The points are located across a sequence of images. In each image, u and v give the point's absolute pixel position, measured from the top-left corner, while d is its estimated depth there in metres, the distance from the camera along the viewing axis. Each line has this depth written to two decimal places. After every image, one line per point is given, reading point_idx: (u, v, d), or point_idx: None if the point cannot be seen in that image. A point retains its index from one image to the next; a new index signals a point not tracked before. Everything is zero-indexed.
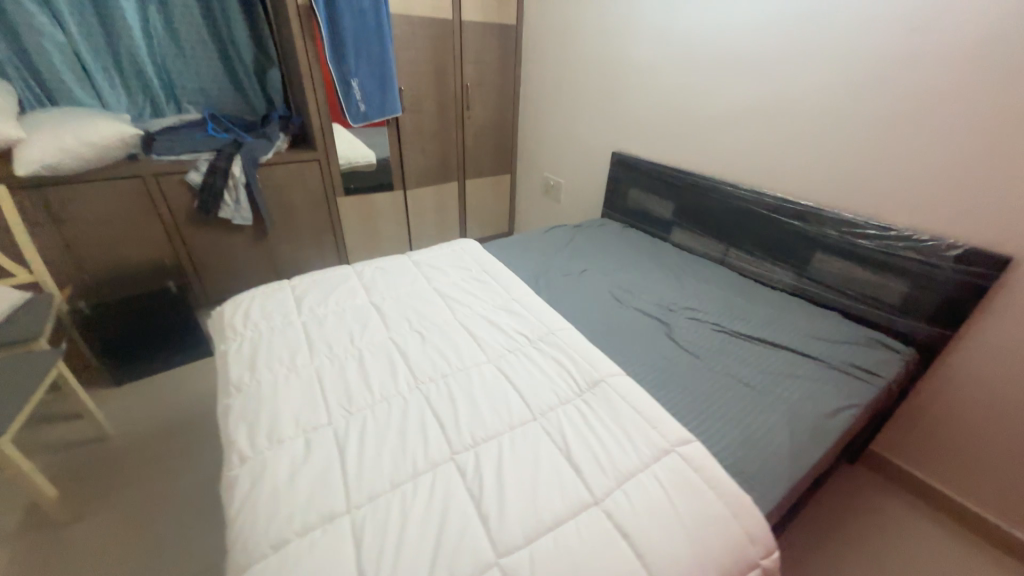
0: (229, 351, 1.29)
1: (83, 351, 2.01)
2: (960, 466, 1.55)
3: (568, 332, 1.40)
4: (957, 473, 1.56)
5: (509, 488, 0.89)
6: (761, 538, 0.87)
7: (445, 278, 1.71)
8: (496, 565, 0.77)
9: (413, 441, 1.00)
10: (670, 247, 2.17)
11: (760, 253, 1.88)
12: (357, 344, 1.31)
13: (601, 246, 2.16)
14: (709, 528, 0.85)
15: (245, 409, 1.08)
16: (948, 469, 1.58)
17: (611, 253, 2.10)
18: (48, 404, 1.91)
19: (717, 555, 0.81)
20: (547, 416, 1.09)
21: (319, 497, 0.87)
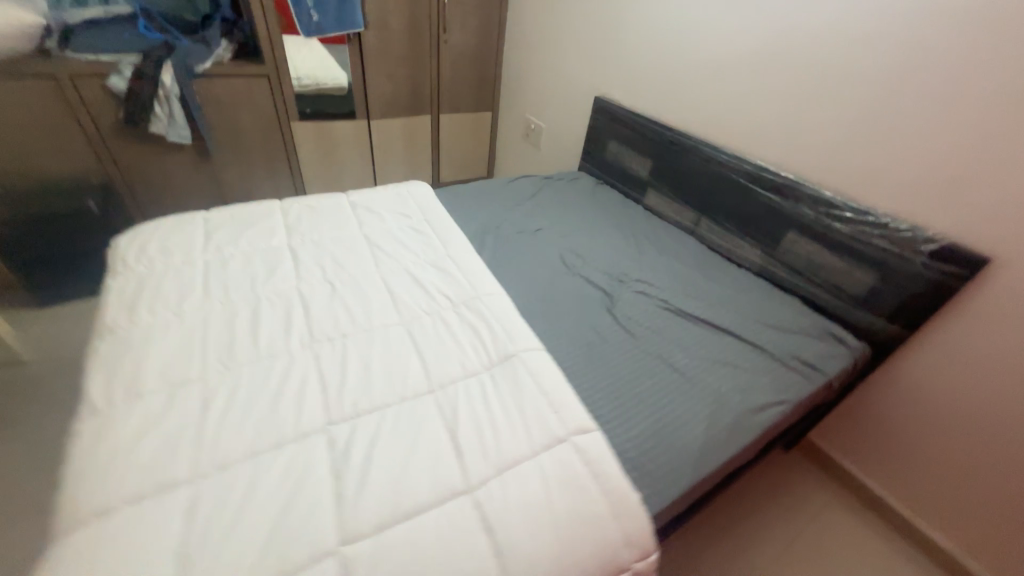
0: (113, 287, 1.17)
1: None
2: (893, 465, 1.51)
3: (496, 297, 1.28)
4: (888, 471, 1.53)
5: (375, 468, 0.82)
6: (639, 541, 0.81)
7: (380, 224, 1.56)
8: (335, 553, 0.70)
9: (287, 406, 0.91)
10: (639, 210, 1.99)
11: (730, 227, 1.73)
12: (258, 292, 1.19)
13: (565, 203, 1.99)
14: (582, 528, 0.78)
15: (110, 354, 0.97)
16: (881, 467, 1.54)
17: (574, 212, 1.93)
18: None
19: (583, 559, 0.76)
20: (445, 389, 1.00)
21: (161, 461, 0.79)
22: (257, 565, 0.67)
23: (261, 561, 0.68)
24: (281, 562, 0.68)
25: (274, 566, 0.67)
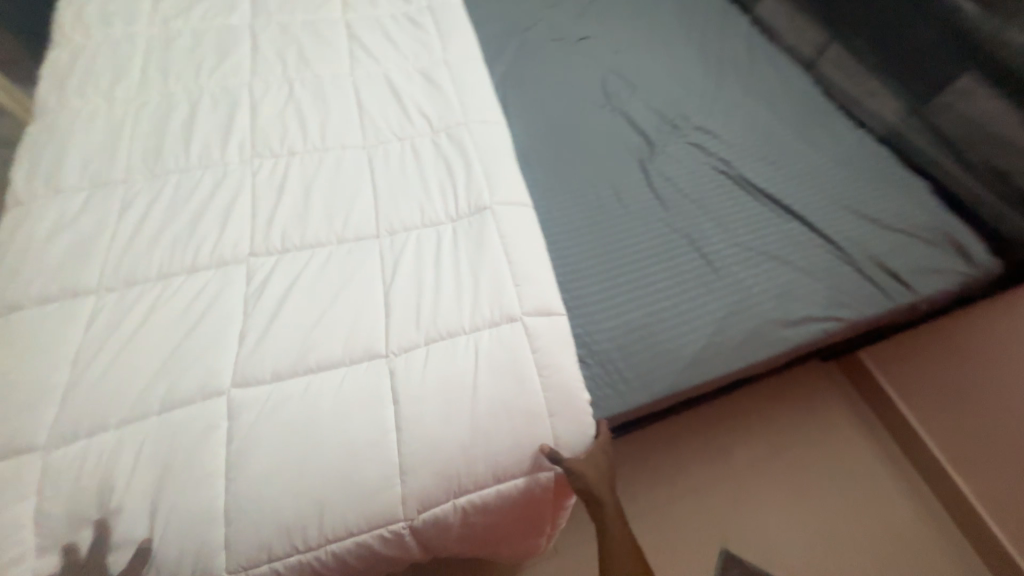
0: (51, 60, 1.01)
1: None
2: (966, 417, 1.11)
3: (488, 126, 0.98)
4: (956, 423, 1.13)
5: (285, 313, 0.71)
6: (570, 444, 0.70)
7: (369, 8, 1.18)
8: (226, 394, 0.64)
9: (208, 226, 0.79)
10: (741, 23, 1.38)
11: (869, 60, 1.16)
12: (203, 85, 0.99)
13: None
14: (505, 420, 0.67)
15: (37, 141, 0.88)
16: (947, 415, 1.15)
17: (643, 16, 1.37)
18: None
19: (497, 450, 0.66)
20: (394, 237, 0.81)
21: (69, 264, 0.73)
22: (143, 392, 0.63)
23: (150, 387, 0.64)
24: (169, 392, 0.63)
25: (160, 395, 0.63)
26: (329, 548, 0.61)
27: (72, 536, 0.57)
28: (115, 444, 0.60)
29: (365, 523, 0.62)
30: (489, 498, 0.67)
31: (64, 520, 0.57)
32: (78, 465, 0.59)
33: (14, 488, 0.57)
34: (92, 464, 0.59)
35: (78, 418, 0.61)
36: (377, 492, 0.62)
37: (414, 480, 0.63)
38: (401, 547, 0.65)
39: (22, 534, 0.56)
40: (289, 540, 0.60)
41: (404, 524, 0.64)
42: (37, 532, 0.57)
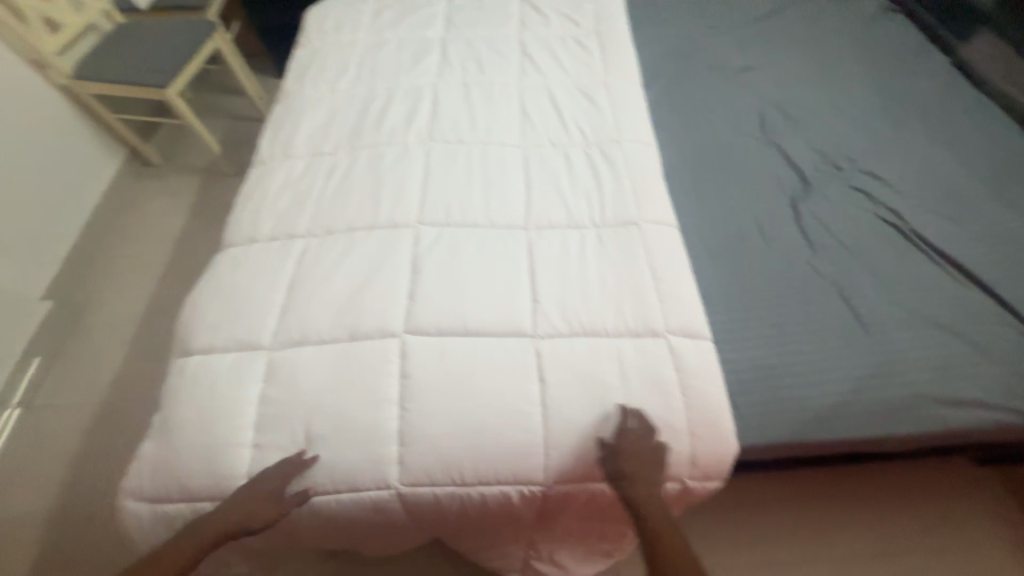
0: (296, 56, 1.30)
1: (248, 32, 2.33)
2: None
3: (640, 147, 1.02)
4: None
5: (448, 277, 0.83)
6: (706, 464, 0.71)
7: (544, 30, 1.32)
8: (398, 338, 0.78)
9: (388, 195, 0.94)
10: (938, 65, 1.24)
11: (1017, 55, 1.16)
12: (399, 83, 1.18)
13: (807, 33, 1.35)
14: (645, 429, 0.71)
15: (280, 117, 1.14)
16: None
17: (814, 49, 1.30)
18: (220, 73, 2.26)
19: (636, 450, 0.70)
20: (541, 231, 0.91)
21: (290, 214, 0.94)
22: (334, 323, 0.79)
23: (336, 322, 0.79)
24: (354, 326, 0.78)
25: (348, 328, 0.78)
26: (479, 488, 0.70)
27: (274, 422, 0.72)
28: (316, 355, 0.76)
29: (508, 476, 0.69)
30: (616, 491, 0.71)
31: (274, 412, 0.73)
32: (290, 366, 0.75)
33: (248, 373, 0.75)
34: (299, 367, 0.75)
35: (289, 334, 0.78)
36: (521, 448, 0.70)
37: (557, 454, 0.70)
38: (530, 507, 0.72)
39: (246, 409, 0.73)
40: (447, 472, 0.69)
41: (541, 489, 0.70)
42: (260, 409, 0.73)
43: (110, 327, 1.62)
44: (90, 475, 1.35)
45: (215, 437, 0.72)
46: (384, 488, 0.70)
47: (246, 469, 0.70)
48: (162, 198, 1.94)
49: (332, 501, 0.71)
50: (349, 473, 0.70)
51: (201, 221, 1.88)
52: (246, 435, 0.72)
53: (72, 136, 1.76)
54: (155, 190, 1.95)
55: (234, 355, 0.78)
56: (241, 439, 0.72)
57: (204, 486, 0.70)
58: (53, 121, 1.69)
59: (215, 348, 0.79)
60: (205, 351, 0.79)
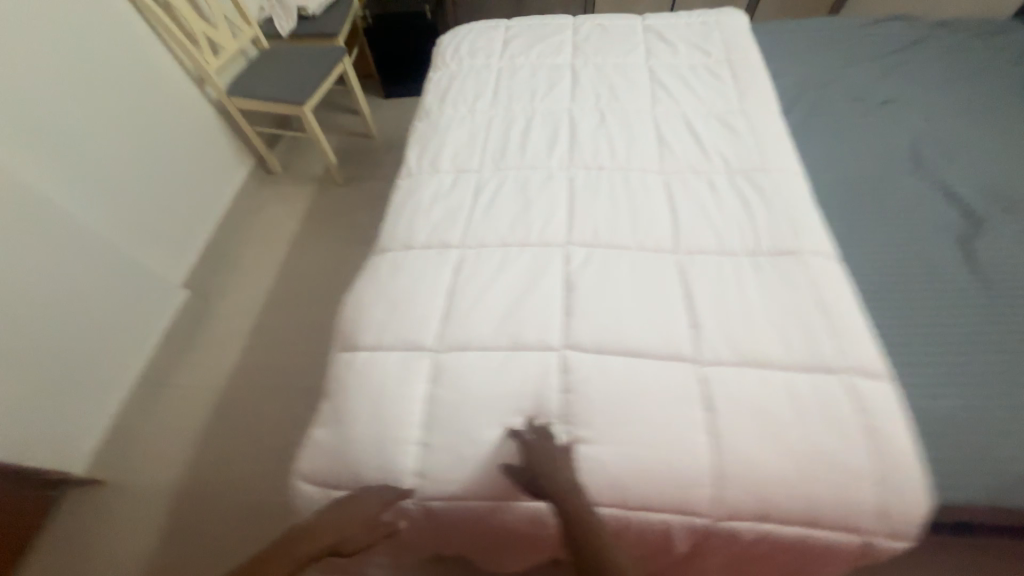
0: (434, 79, 1.40)
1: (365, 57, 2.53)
2: None
3: (789, 177, 1.00)
4: None
5: (602, 297, 0.85)
6: (897, 519, 0.66)
7: (672, 59, 1.35)
8: (558, 352, 0.79)
9: (536, 215, 0.98)
10: None
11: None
12: (535, 107, 1.24)
13: (956, 66, 1.28)
14: (827, 470, 0.67)
15: (424, 134, 1.22)
16: None
17: (967, 81, 1.24)
18: (338, 94, 2.49)
19: (816, 492, 0.66)
20: (690, 256, 0.90)
21: (443, 225, 0.99)
22: (496, 331, 0.82)
23: (498, 330, 0.82)
24: (516, 336, 0.81)
25: (510, 338, 0.81)
26: (642, 513, 0.69)
27: (441, 421, 0.75)
28: (480, 361, 0.79)
29: (674, 505, 0.68)
30: (787, 536, 0.67)
31: (442, 411, 0.76)
32: (455, 368, 0.79)
33: (414, 371, 0.79)
34: (464, 371, 0.78)
35: (453, 339, 0.82)
36: (689, 476, 0.68)
37: (729, 486, 0.67)
38: (689, 539, 0.70)
39: (414, 407, 0.77)
40: (612, 494, 0.69)
41: (704, 522, 0.68)
42: (426, 408, 0.76)
43: (233, 319, 1.76)
44: (224, 457, 1.47)
45: (385, 430, 0.75)
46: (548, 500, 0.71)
47: (413, 465, 0.73)
48: (280, 203, 2.12)
49: (496, 505, 0.72)
50: (513, 477, 0.72)
51: (315, 226, 2.04)
52: (413, 432, 0.75)
53: (217, 144, 1.97)
54: (275, 196, 2.14)
55: (401, 353, 0.82)
56: (408, 435, 0.75)
57: (374, 477, 0.73)
58: (204, 130, 1.90)
59: (382, 345, 0.84)
60: (370, 348, 0.84)
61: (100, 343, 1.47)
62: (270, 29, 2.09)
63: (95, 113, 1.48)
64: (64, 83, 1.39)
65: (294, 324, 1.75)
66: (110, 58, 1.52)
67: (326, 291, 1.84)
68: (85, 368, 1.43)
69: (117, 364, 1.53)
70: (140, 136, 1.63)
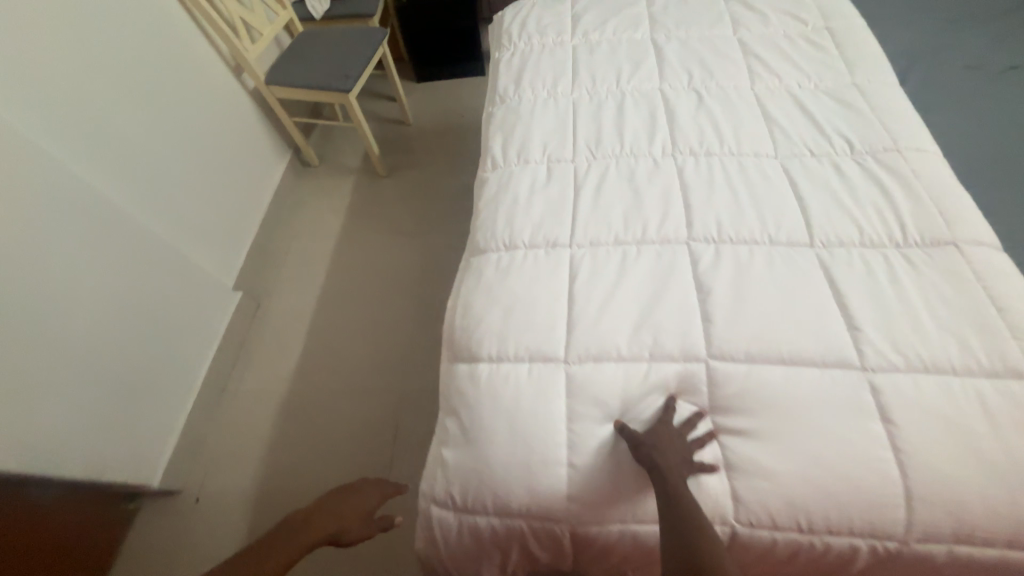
0: (502, 60, 1.30)
1: (395, 39, 2.41)
2: None
3: (928, 158, 0.91)
4: None
5: (741, 297, 0.78)
6: None
7: (763, 27, 1.24)
8: (704, 362, 0.74)
9: (650, 208, 0.91)
10: None
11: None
12: (623, 89, 1.14)
13: None
14: None
15: (505, 121, 1.13)
16: None
17: None
18: (374, 82, 2.41)
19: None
20: (829, 249, 0.83)
21: (548, 222, 0.92)
22: (632, 339, 0.76)
23: (634, 337, 0.76)
24: (656, 345, 0.75)
25: (649, 346, 0.75)
26: (824, 537, 0.64)
27: (589, 439, 0.71)
28: (620, 374, 0.74)
29: (863, 528, 0.63)
30: (990, 559, 0.62)
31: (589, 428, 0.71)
32: (595, 381, 0.73)
33: (551, 386, 0.74)
34: (605, 385, 0.73)
35: (586, 348, 0.76)
36: (879, 497, 0.63)
37: (924, 507, 0.62)
38: (872, 563, 0.65)
39: (556, 424, 0.72)
40: (794, 517, 0.64)
41: (895, 546, 0.63)
42: (570, 427, 0.72)
43: (289, 319, 1.72)
44: (300, 462, 1.44)
45: (529, 449, 0.70)
46: (719, 524, 0.66)
47: (565, 487, 0.69)
48: (323, 197, 2.05)
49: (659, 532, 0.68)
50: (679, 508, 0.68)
51: (361, 220, 1.97)
52: (561, 452, 0.70)
53: (257, 138, 1.89)
54: (315, 190, 2.06)
55: (531, 365, 0.76)
56: (556, 456, 0.70)
57: (523, 502, 0.69)
58: (245, 121, 1.81)
59: (506, 356, 0.78)
60: (494, 360, 0.78)
61: (170, 349, 1.42)
62: (303, 11, 1.98)
63: (149, 107, 1.40)
64: (116, 77, 1.31)
65: (351, 322, 1.70)
66: (156, 48, 1.43)
67: (406, 283, 1.77)
68: (155, 377, 1.38)
69: (188, 370, 1.49)
70: (188, 130, 1.55)
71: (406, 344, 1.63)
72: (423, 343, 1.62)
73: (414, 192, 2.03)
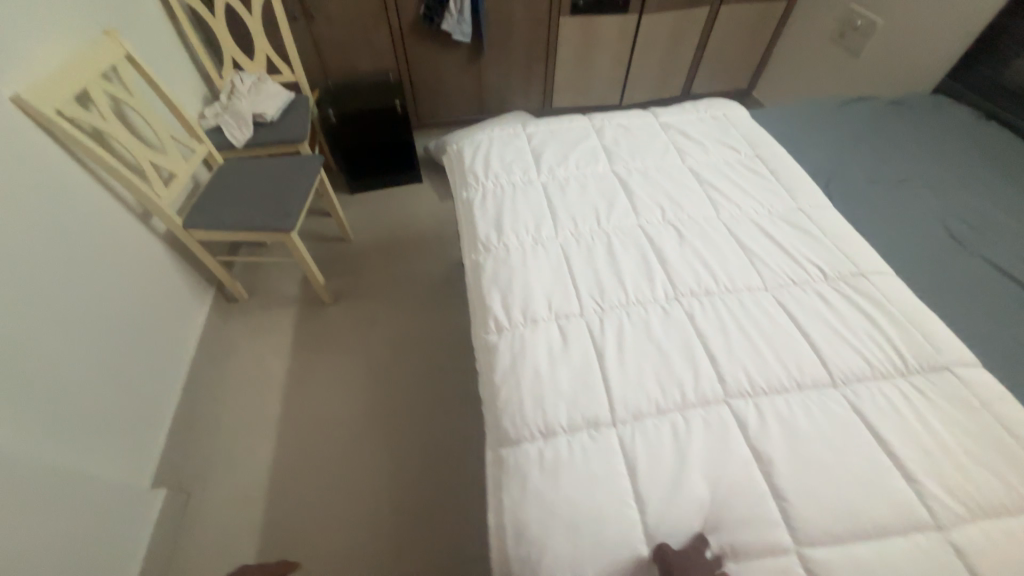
0: (472, 201, 1.27)
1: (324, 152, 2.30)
2: None
3: (888, 281, 1.04)
4: None
5: (801, 459, 0.76)
6: None
7: (705, 156, 1.38)
8: (795, 553, 0.69)
9: (680, 365, 0.88)
10: None
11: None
12: (605, 229, 1.16)
13: (920, 143, 1.53)
14: None
15: (498, 274, 1.07)
16: None
17: (936, 158, 1.47)
18: None
19: None
20: (852, 387, 0.86)
21: (584, 397, 0.85)
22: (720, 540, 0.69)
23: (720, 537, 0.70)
24: (743, 542, 0.70)
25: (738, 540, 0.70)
26: None
27: None
28: None
29: None
30: None
31: None
32: None
33: None
34: None
35: None
36: None
37: None
38: None
39: None
40: None
41: None
42: None
43: (235, 508, 1.41)
44: None
45: None
46: None
47: None
48: (260, 337, 1.78)
49: None
50: None
51: (311, 358, 1.74)
52: None
53: (173, 287, 1.61)
54: (248, 331, 1.79)
55: None
56: None
57: None
58: (159, 275, 1.55)
59: None
60: None
61: None
62: (220, 140, 1.79)
63: (39, 289, 1.12)
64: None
65: (317, 494, 1.44)
66: (54, 217, 1.18)
67: (378, 441, 1.54)
68: None
69: None
70: (94, 309, 1.27)
71: (391, 508, 1.42)
72: (409, 518, 1.39)
73: (368, 323, 1.85)
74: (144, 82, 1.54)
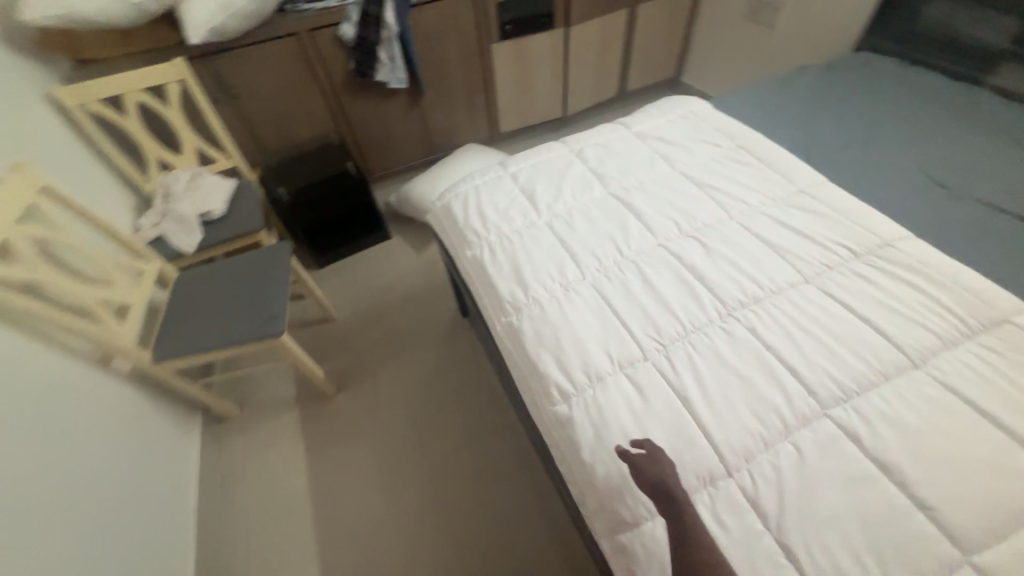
0: (481, 258, 1.19)
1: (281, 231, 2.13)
2: None
3: (915, 244, 1.05)
4: None
5: (923, 455, 0.74)
6: None
7: (693, 157, 1.37)
8: (966, 564, 0.65)
9: (767, 388, 0.84)
10: (980, 95, 1.55)
11: (1010, 60, 1.50)
12: (630, 258, 1.12)
13: (869, 101, 1.61)
14: None
15: (541, 334, 0.99)
16: None
17: (888, 112, 1.55)
18: None
19: None
20: (932, 363, 0.86)
21: (686, 451, 0.79)
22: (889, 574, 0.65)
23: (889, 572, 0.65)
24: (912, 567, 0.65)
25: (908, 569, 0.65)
26: None
27: None
28: None
29: None
30: None
31: None
32: None
33: None
34: None
35: None
36: None
37: None
38: None
39: None
40: None
41: None
42: None
43: None
44: None
45: None
46: None
47: None
48: (267, 453, 1.59)
49: None
50: None
51: (329, 463, 1.56)
52: None
53: (155, 430, 1.41)
54: (252, 450, 1.60)
55: None
56: None
57: None
58: (137, 422, 1.35)
59: None
60: None
61: None
62: (168, 252, 1.60)
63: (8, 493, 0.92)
64: None
65: None
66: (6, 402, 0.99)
67: (434, 532, 1.39)
68: None
69: None
70: (81, 485, 1.09)
71: None
72: None
73: (381, 404, 1.69)
74: (67, 211, 1.34)
